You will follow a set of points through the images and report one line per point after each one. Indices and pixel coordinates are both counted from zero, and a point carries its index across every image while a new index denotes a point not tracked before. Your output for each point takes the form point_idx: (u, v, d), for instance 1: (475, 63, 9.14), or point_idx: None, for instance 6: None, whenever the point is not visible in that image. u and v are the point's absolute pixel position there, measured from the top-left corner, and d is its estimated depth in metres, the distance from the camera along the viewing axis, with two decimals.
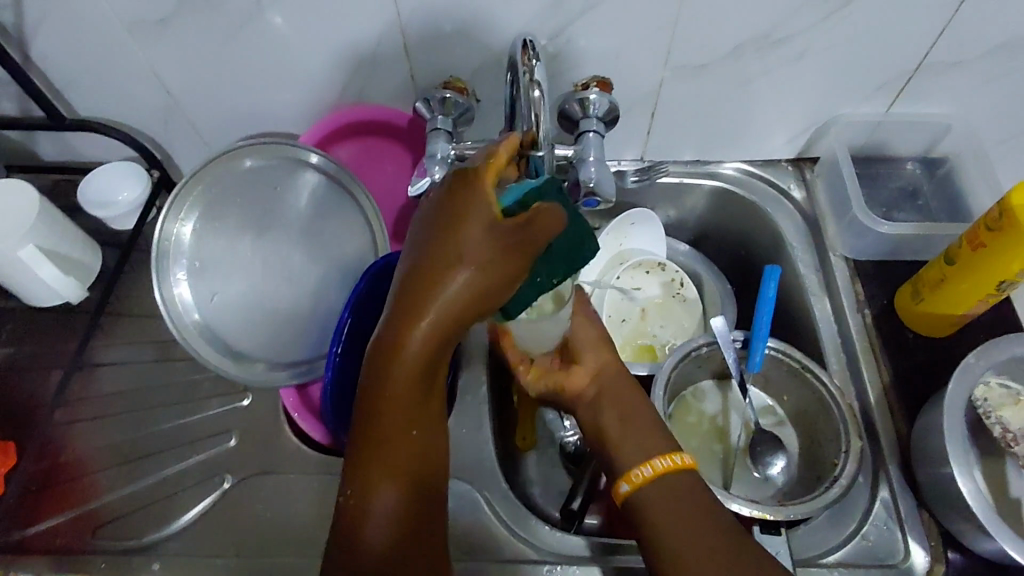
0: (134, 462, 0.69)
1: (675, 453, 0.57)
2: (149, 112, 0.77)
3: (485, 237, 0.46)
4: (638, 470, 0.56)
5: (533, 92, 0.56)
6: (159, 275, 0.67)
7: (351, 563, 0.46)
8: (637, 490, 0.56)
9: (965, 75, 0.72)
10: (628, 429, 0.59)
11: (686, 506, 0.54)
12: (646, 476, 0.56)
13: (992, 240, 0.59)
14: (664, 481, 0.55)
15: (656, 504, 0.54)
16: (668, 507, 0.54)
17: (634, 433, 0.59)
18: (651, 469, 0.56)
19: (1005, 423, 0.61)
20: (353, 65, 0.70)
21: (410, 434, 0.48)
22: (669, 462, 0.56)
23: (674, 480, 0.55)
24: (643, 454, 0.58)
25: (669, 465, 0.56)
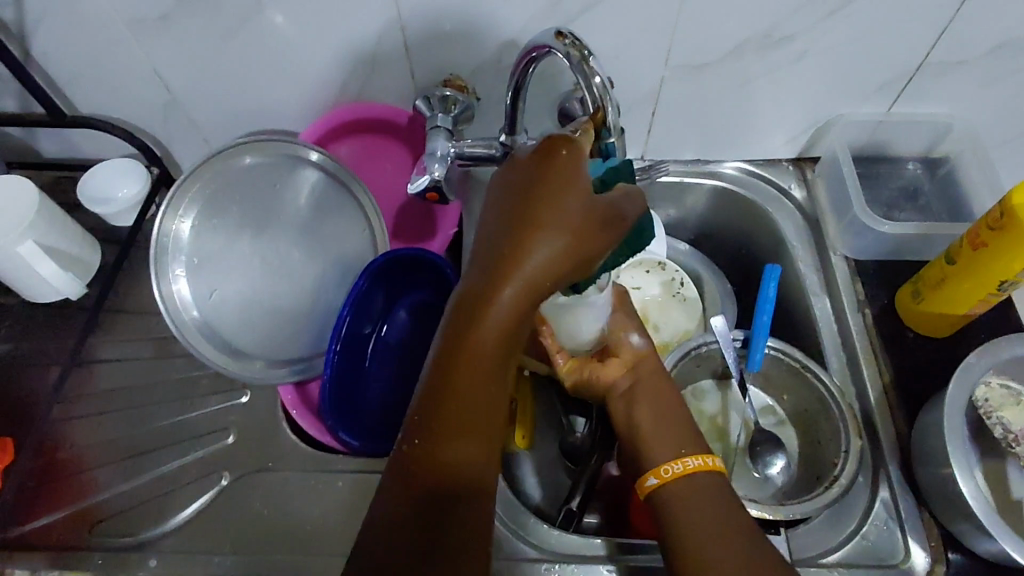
0: (132, 458, 0.69)
1: (707, 454, 0.58)
2: (150, 109, 0.77)
3: (578, 207, 0.47)
4: (667, 466, 0.57)
5: (594, 79, 0.53)
6: (158, 272, 0.67)
7: (401, 508, 0.45)
8: (664, 486, 0.57)
9: (966, 75, 0.71)
10: (666, 422, 0.60)
11: (721, 513, 0.54)
12: (676, 473, 0.57)
13: (993, 240, 0.59)
14: (695, 483, 0.56)
15: (682, 502, 0.55)
16: (701, 510, 0.54)
17: (670, 426, 0.60)
18: (682, 467, 0.57)
19: (1007, 424, 0.61)
20: (353, 62, 0.70)
21: (484, 395, 0.47)
22: (700, 462, 0.57)
23: (706, 485, 0.56)
24: (675, 451, 0.59)
25: (700, 466, 0.57)
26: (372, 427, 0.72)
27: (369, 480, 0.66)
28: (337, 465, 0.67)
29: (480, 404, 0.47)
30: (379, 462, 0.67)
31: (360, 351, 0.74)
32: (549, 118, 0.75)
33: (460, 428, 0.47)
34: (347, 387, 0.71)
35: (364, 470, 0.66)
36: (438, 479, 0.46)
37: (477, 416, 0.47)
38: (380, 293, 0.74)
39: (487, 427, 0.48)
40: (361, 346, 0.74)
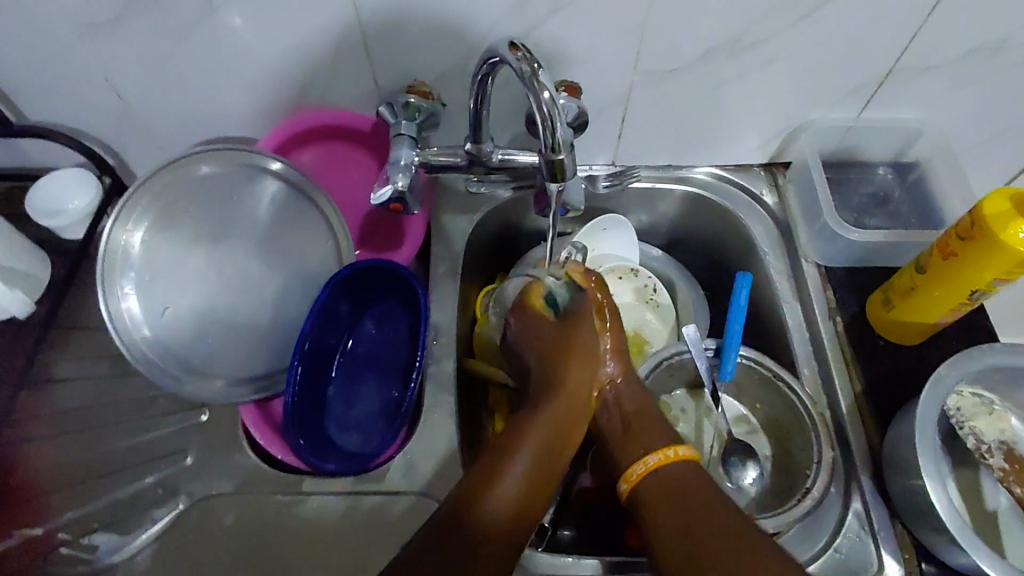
0: (85, 483, 0.66)
1: (671, 448, 0.57)
2: (101, 116, 0.73)
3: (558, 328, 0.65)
4: (633, 469, 0.57)
5: (543, 94, 0.51)
6: (104, 288, 0.64)
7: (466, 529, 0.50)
8: (636, 489, 0.56)
9: (935, 80, 0.71)
10: (642, 419, 0.61)
11: (682, 493, 0.53)
12: (641, 474, 0.56)
13: (963, 250, 0.59)
14: (659, 474, 0.55)
15: (656, 500, 0.54)
16: (666, 503, 0.53)
17: (641, 424, 0.60)
18: (643, 467, 0.57)
19: (978, 434, 0.61)
20: (313, 66, 0.68)
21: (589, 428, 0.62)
22: (660, 457, 0.56)
23: (666, 473, 0.55)
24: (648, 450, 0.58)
25: (661, 460, 0.56)
26: (336, 445, 0.69)
27: (334, 502, 0.63)
28: (301, 488, 0.64)
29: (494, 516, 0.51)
30: (341, 485, 0.64)
31: (325, 364, 0.72)
32: (517, 125, 0.74)
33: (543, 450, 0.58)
34: (310, 404, 0.69)
35: (331, 491, 0.64)
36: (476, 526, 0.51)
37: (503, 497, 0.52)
38: (345, 304, 0.72)
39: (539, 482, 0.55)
40: (326, 358, 0.72)
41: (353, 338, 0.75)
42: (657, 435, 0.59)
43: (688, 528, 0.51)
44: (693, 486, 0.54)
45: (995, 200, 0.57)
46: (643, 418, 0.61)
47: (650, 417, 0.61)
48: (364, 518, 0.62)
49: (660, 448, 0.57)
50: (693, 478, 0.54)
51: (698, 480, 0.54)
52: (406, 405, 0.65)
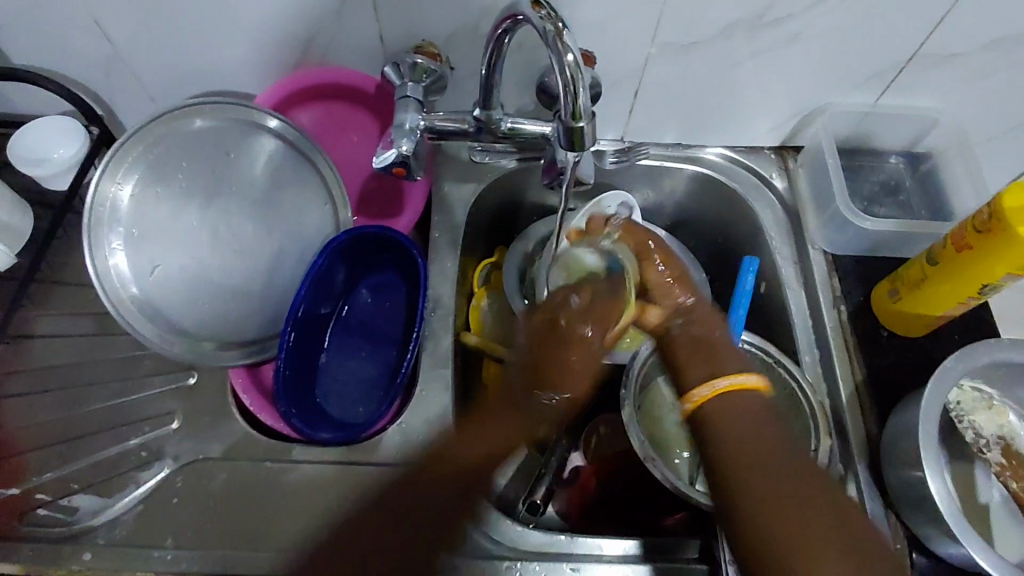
0: (67, 442, 0.64)
1: (743, 373, 0.52)
2: (90, 62, 0.70)
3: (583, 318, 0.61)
4: (695, 391, 0.52)
5: (567, 57, 0.48)
6: (91, 243, 0.61)
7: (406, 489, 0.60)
8: (700, 408, 0.52)
9: (957, 69, 0.69)
10: (707, 349, 0.54)
11: (761, 432, 0.49)
12: (706, 395, 0.51)
13: (979, 242, 0.58)
14: (721, 403, 0.51)
15: (724, 429, 0.50)
16: (737, 433, 0.49)
17: (702, 350, 0.54)
18: (710, 392, 0.51)
19: (976, 428, 0.61)
20: (317, 20, 0.65)
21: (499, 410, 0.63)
22: (730, 383, 0.51)
23: (743, 409, 0.50)
24: (708, 370, 0.53)
25: (729, 385, 0.51)
26: (326, 414, 0.67)
27: (326, 473, 0.62)
28: (291, 456, 0.62)
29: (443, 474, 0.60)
30: (332, 454, 0.63)
31: (319, 331, 0.70)
32: (527, 94, 0.71)
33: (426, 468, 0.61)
34: (302, 371, 0.67)
35: (322, 460, 0.62)
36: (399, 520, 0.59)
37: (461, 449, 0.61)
38: (342, 270, 0.70)
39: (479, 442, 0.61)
40: (319, 326, 0.70)
41: (349, 307, 0.73)
42: (722, 358, 0.53)
43: (754, 458, 0.48)
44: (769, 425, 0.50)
45: (1015, 193, 0.56)
46: (700, 346, 0.54)
47: (721, 355, 0.54)
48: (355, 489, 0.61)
49: (727, 373, 0.52)
50: (759, 411, 0.50)
51: (767, 412, 0.51)
52: (401, 376, 0.64)
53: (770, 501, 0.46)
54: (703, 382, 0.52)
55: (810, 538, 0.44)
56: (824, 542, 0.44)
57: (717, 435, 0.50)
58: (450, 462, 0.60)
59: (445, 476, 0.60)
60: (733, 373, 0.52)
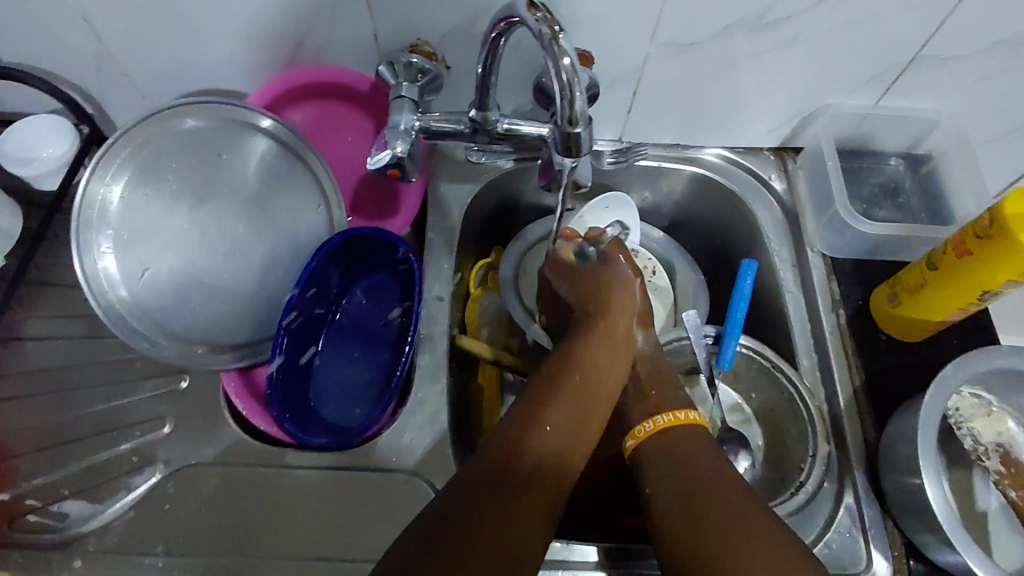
0: (57, 447, 0.63)
1: (681, 411, 0.60)
2: (79, 60, 0.68)
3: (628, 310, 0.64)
4: (639, 427, 0.60)
5: (563, 61, 0.47)
6: (79, 245, 0.60)
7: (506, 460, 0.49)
8: (640, 446, 0.58)
9: (959, 71, 0.69)
10: (657, 392, 0.63)
11: (693, 463, 0.54)
12: (650, 430, 0.59)
13: (979, 249, 0.57)
14: (663, 438, 0.58)
15: (655, 459, 0.56)
16: (680, 478, 0.53)
17: (665, 391, 0.64)
18: (652, 426, 0.59)
19: (975, 435, 0.61)
20: (311, 18, 0.64)
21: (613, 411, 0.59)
22: (671, 418, 0.59)
23: (679, 436, 0.58)
24: (649, 412, 0.62)
25: (671, 421, 0.59)
26: (321, 418, 0.66)
27: (319, 478, 0.61)
28: (283, 461, 0.62)
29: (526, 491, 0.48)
30: (326, 460, 0.62)
31: (313, 334, 0.69)
32: (524, 94, 0.70)
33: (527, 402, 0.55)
34: (295, 375, 0.66)
35: (315, 465, 0.62)
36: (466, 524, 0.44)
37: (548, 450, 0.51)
38: (336, 273, 0.69)
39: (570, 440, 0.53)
40: (313, 328, 0.69)
41: (343, 309, 0.72)
42: (666, 400, 0.62)
43: (687, 518, 0.50)
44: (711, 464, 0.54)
45: (1016, 200, 0.55)
46: (651, 364, 0.65)
47: (667, 392, 0.64)
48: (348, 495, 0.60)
49: (673, 411, 0.60)
50: (694, 446, 0.56)
51: (705, 445, 0.57)
52: (395, 379, 0.63)
53: (727, 537, 0.47)
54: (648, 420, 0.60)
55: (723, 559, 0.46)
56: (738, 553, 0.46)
57: (657, 484, 0.54)
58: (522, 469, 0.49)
59: (540, 485, 0.49)
60: (673, 411, 0.61)
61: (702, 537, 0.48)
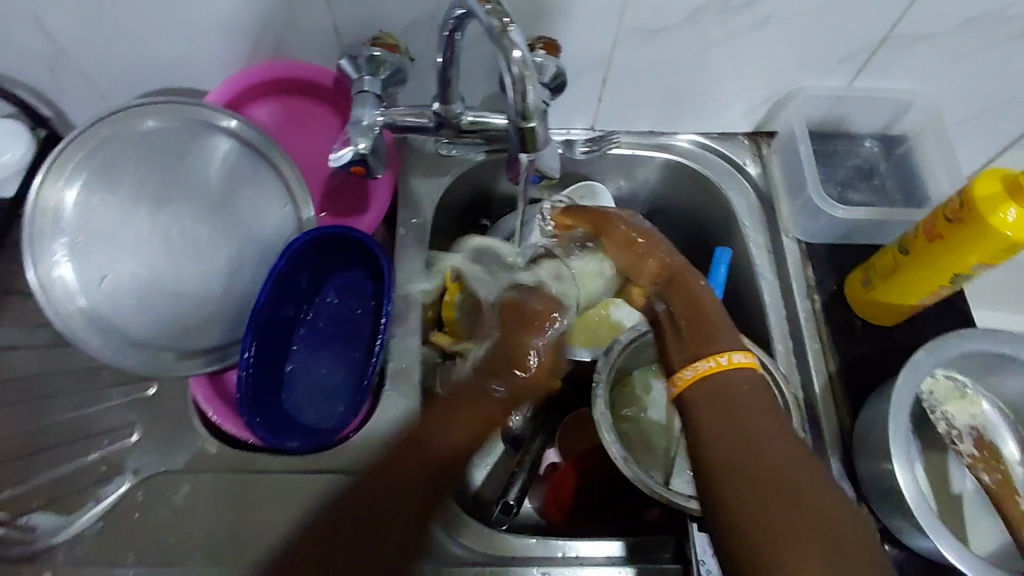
0: (23, 460, 0.62)
1: (723, 352, 0.51)
2: (30, 62, 0.66)
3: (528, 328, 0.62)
4: (680, 373, 0.52)
5: (514, 54, 0.46)
6: (33, 254, 0.59)
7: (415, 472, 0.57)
8: (687, 389, 0.51)
9: (932, 51, 0.68)
10: (698, 328, 0.54)
11: (743, 421, 0.47)
12: (696, 374, 0.51)
13: (951, 232, 0.57)
14: (707, 386, 0.50)
15: (704, 402, 0.49)
16: (718, 413, 0.48)
17: (698, 331, 0.54)
18: (692, 372, 0.51)
19: (949, 419, 0.61)
20: (269, 13, 0.62)
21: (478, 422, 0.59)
22: (711, 364, 0.51)
23: (725, 382, 0.50)
24: (689, 354, 0.53)
25: (713, 368, 0.51)
26: (296, 421, 0.66)
27: (292, 481, 0.60)
28: (255, 465, 0.61)
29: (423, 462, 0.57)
30: (300, 462, 0.61)
31: (285, 334, 0.68)
32: (491, 85, 0.69)
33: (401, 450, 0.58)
34: (267, 379, 0.65)
35: (290, 468, 0.61)
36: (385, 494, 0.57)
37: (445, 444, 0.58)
38: (305, 273, 0.68)
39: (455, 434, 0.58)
40: (283, 328, 0.68)
41: (315, 307, 0.71)
42: (713, 341, 0.53)
43: (745, 471, 0.45)
44: (758, 396, 0.49)
45: (985, 181, 0.55)
46: (698, 326, 0.54)
47: (705, 332, 0.54)
48: (322, 496, 0.59)
49: (713, 355, 0.52)
50: (765, 407, 0.48)
51: (759, 395, 0.49)
52: (368, 377, 0.63)
53: (757, 507, 0.43)
54: (688, 364, 0.52)
55: (798, 528, 0.41)
56: (786, 509, 0.42)
57: (703, 419, 0.48)
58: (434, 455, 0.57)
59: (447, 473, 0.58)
60: (715, 352, 0.52)
61: (765, 522, 0.42)
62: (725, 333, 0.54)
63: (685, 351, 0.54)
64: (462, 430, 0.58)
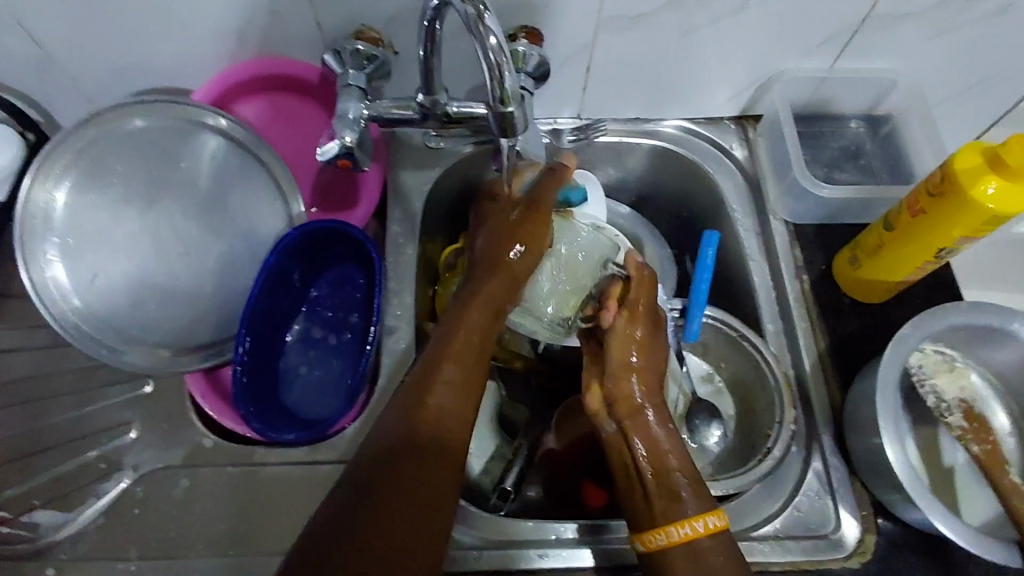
0: (24, 459, 0.63)
1: (705, 517, 0.51)
2: (17, 65, 0.66)
3: (501, 236, 0.62)
4: (653, 539, 0.52)
5: (490, 41, 0.47)
6: (25, 255, 0.60)
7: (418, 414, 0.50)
8: (654, 553, 0.51)
9: (912, 29, 0.68)
10: (666, 488, 0.54)
11: None
12: (669, 541, 0.51)
13: (933, 206, 0.57)
14: (687, 554, 0.50)
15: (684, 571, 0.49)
16: None
17: (665, 493, 0.53)
18: (665, 540, 0.51)
19: (938, 392, 0.61)
20: (252, 11, 0.62)
21: (460, 365, 0.55)
22: (688, 530, 0.51)
23: (705, 552, 0.50)
24: (664, 516, 0.52)
25: (688, 535, 0.51)
26: (293, 414, 0.66)
27: (290, 473, 0.61)
28: (253, 458, 0.62)
29: (439, 450, 0.49)
30: (296, 455, 0.62)
31: (278, 330, 0.69)
32: (475, 76, 0.69)
33: (370, 463, 0.47)
34: (262, 375, 0.66)
35: (287, 460, 0.62)
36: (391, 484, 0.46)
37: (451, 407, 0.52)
38: (296, 269, 0.68)
39: (468, 398, 0.54)
40: (277, 324, 0.68)
41: (311, 302, 0.72)
42: (680, 500, 0.53)
43: None
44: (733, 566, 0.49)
45: (966, 155, 0.55)
46: (670, 485, 0.54)
47: (673, 490, 0.53)
48: (319, 489, 0.60)
49: (688, 519, 0.51)
50: (725, 561, 0.50)
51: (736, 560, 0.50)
52: (361, 369, 0.63)
53: None
54: (664, 527, 0.52)
55: None
56: None
57: None
58: (419, 439, 0.49)
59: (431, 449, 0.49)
60: (694, 516, 0.52)
61: None
62: (696, 489, 0.54)
63: (654, 508, 0.53)
64: (451, 421, 0.51)
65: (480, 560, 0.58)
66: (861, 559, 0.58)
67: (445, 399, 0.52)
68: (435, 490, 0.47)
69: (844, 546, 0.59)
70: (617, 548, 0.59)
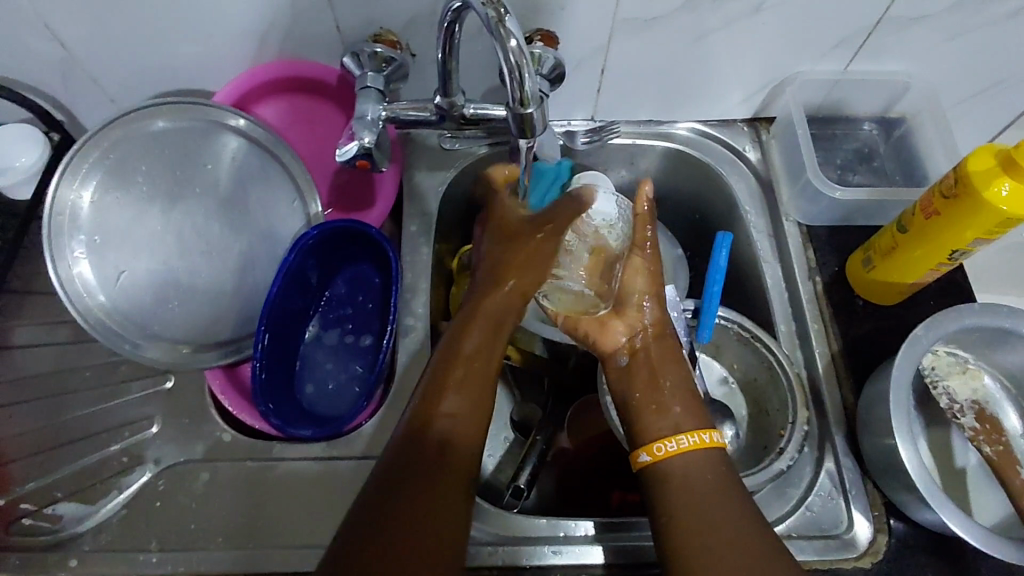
0: (47, 452, 0.64)
1: (705, 431, 0.56)
2: (44, 68, 0.68)
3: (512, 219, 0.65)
4: (656, 446, 0.55)
5: (511, 43, 0.48)
6: (54, 252, 0.61)
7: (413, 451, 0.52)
8: (659, 463, 0.55)
9: (926, 32, 0.68)
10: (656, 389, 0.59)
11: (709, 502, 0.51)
12: (669, 451, 0.55)
13: (946, 208, 0.58)
14: (688, 463, 0.54)
15: (683, 478, 0.53)
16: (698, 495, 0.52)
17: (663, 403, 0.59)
18: (675, 448, 0.55)
19: (952, 393, 0.62)
20: (273, 15, 0.64)
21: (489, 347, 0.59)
22: (695, 440, 0.55)
23: (701, 469, 0.53)
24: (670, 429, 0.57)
25: (696, 444, 0.55)
26: (310, 411, 0.67)
27: (306, 468, 0.62)
28: (271, 454, 0.63)
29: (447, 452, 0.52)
30: (313, 451, 0.63)
31: (297, 327, 0.70)
32: (491, 79, 0.70)
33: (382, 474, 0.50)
34: (279, 372, 0.67)
35: (303, 456, 0.62)
36: (402, 488, 0.49)
37: (462, 405, 0.55)
38: (313, 269, 0.69)
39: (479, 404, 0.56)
40: (295, 322, 0.69)
41: (326, 301, 0.73)
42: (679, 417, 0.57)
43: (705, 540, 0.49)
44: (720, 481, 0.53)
45: (980, 157, 0.56)
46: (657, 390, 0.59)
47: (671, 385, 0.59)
48: (337, 484, 0.61)
49: (694, 431, 0.56)
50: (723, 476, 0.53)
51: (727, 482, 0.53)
52: (378, 366, 0.64)
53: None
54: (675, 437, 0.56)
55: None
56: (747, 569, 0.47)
57: (681, 495, 0.52)
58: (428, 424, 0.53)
59: (450, 453, 0.52)
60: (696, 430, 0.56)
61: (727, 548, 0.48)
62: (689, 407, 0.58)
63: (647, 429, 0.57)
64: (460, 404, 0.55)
65: (493, 558, 0.59)
66: (873, 559, 0.58)
67: (452, 405, 0.55)
68: (441, 506, 0.49)
69: (857, 546, 0.59)
70: (632, 545, 0.59)
